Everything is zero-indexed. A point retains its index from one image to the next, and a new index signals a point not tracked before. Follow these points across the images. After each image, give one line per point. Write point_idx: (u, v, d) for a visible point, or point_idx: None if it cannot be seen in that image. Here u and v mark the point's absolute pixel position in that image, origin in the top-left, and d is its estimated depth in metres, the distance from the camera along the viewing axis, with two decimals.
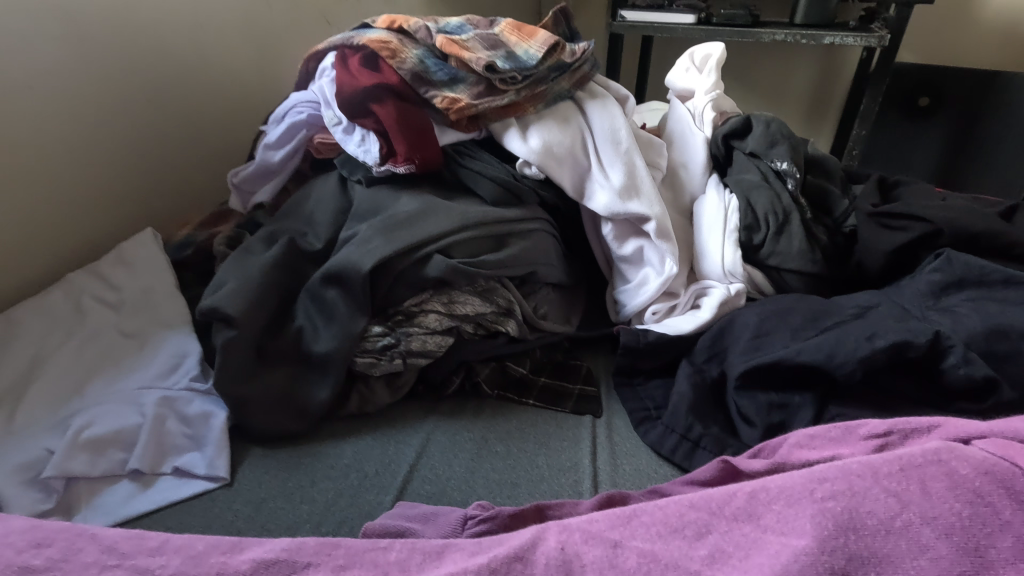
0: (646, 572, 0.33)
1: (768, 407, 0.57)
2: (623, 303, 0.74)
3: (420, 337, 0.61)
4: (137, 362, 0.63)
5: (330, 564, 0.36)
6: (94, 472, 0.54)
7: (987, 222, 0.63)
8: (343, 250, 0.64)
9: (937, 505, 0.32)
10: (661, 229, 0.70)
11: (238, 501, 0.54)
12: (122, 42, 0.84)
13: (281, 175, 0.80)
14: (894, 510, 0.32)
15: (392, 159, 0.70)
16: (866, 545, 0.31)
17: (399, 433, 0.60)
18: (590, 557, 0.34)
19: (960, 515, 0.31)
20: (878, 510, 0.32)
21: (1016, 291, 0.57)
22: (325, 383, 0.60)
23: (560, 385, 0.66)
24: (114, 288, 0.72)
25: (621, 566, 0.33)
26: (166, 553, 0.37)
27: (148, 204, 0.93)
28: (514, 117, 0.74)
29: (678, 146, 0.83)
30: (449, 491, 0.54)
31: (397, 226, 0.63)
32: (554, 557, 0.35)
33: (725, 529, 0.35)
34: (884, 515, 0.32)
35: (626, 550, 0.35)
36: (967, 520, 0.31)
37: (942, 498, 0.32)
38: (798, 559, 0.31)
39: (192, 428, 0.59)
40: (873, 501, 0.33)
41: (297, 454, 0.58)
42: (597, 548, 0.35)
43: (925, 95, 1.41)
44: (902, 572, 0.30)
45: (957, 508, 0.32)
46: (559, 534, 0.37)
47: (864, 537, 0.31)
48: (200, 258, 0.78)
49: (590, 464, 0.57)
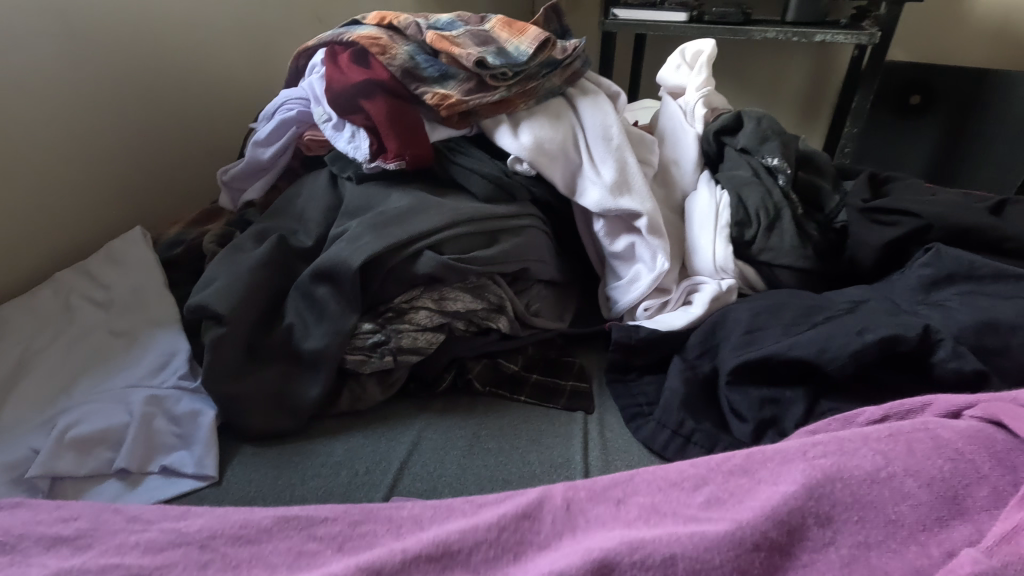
0: (645, 522, 0.33)
1: (760, 402, 0.57)
2: (615, 299, 0.74)
3: (411, 334, 0.61)
4: (125, 361, 0.62)
5: (345, 521, 0.37)
6: (81, 471, 0.53)
7: (978, 218, 0.64)
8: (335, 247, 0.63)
9: (922, 459, 0.32)
10: (652, 225, 0.70)
11: (228, 499, 0.53)
12: (112, 38, 0.84)
13: (271, 172, 0.79)
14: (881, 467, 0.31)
15: (383, 155, 0.69)
16: (852, 493, 0.31)
17: (390, 431, 0.60)
18: (594, 514, 0.35)
19: (945, 471, 0.31)
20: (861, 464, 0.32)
21: (1006, 285, 0.57)
22: (315, 381, 0.60)
23: (552, 382, 0.66)
24: (102, 287, 0.71)
25: (623, 518, 0.34)
26: (189, 516, 0.38)
27: (137, 202, 0.93)
28: (506, 113, 0.74)
29: (669, 143, 0.83)
30: (441, 488, 0.54)
31: (389, 220, 0.64)
32: (559, 516, 0.35)
33: (723, 479, 0.35)
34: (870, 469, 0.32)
35: (629, 505, 0.35)
36: (949, 473, 0.31)
37: (927, 455, 0.32)
38: (789, 500, 0.31)
39: (181, 427, 0.58)
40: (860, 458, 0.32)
41: (287, 452, 0.58)
42: (601, 507, 0.35)
43: (916, 95, 1.43)
44: (884, 518, 0.30)
45: (942, 465, 0.31)
46: (565, 490, 0.37)
47: (851, 486, 0.31)
48: (189, 256, 0.78)
49: (582, 460, 0.57)
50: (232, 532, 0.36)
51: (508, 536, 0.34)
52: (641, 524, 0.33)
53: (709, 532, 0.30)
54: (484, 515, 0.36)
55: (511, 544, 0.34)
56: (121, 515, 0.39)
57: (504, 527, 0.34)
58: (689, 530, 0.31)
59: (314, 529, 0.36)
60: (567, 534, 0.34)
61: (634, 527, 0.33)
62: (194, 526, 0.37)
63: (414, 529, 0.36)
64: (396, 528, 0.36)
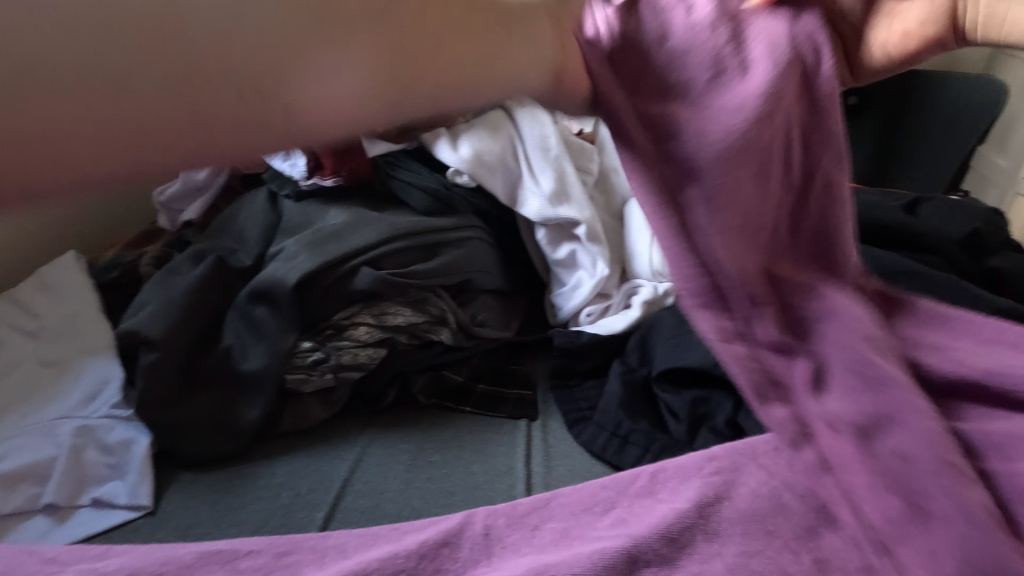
0: (557, 546, 0.37)
1: (691, 401, 0.59)
2: (559, 306, 0.75)
3: (352, 351, 0.61)
4: (54, 392, 0.60)
5: (271, 551, 0.37)
6: (4, 508, 0.51)
7: (892, 216, 0.69)
8: (281, 258, 0.62)
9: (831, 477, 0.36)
10: (591, 233, 0.72)
11: (163, 530, 0.52)
12: None
13: (210, 192, 0.78)
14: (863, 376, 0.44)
15: (320, 172, 0.70)
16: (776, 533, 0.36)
17: (334, 448, 0.59)
18: (510, 540, 0.38)
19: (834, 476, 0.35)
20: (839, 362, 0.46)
21: (916, 280, 0.62)
22: (255, 402, 0.59)
23: (497, 391, 0.66)
24: (34, 315, 0.70)
25: (536, 544, 0.37)
26: (111, 555, 0.37)
27: (75, 226, 0.90)
28: (445, 126, 0.74)
29: (608, 151, 0.85)
30: (384, 504, 0.54)
31: (343, 232, 0.64)
32: (478, 540, 0.37)
33: (629, 503, 0.40)
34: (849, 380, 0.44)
35: (543, 531, 0.38)
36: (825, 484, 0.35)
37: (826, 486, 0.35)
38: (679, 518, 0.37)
39: (113, 457, 0.56)
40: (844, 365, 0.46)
41: (227, 475, 0.56)
42: (518, 532, 0.38)
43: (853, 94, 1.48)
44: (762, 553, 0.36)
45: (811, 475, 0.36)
46: (485, 517, 0.39)
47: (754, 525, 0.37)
48: (126, 280, 0.76)
49: (524, 468, 0.57)
50: (153, 569, 0.36)
51: (428, 558, 0.36)
52: (551, 549, 0.37)
53: (607, 549, 0.35)
54: (409, 538, 0.37)
55: (431, 567, 0.35)
56: (39, 557, 0.37)
57: (423, 555, 0.36)
58: (591, 549, 0.35)
59: (238, 563, 0.36)
60: (484, 559, 0.36)
61: (549, 552, 0.37)
62: (113, 567, 0.36)
63: (338, 557, 0.37)
64: (320, 558, 0.37)
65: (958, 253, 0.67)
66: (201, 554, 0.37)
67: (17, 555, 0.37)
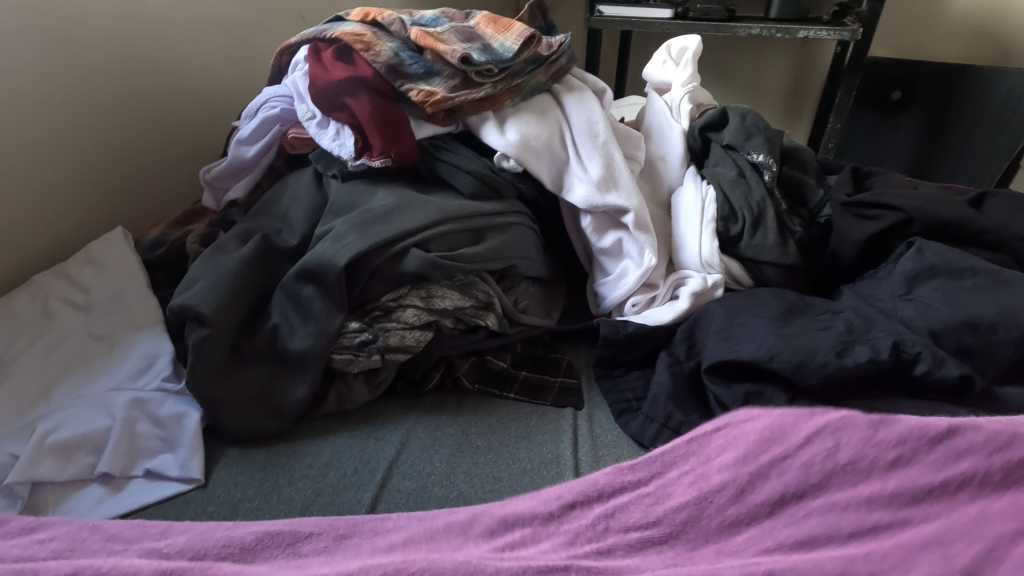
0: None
1: (744, 396, 0.58)
2: (602, 296, 0.74)
3: (399, 332, 0.60)
4: (106, 365, 0.61)
5: (331, 534, 0.42)
6: (62, 476, 0.51)
7: (957, 211, 0.66)
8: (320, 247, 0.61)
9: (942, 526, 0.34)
10: (639, 221, 0.70)
11: (212, 504, 0.52)
12: (89, 38, 0.82)
13: (255, 171, 0.78)
14: (945, 477, 0.36)
15: (367, 153, 0.69)
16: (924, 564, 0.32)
17: (379, 430, 0.59)
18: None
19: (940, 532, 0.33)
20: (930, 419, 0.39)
21: (985, 278, 0.59)
22: (302, 380, 0.59)
23: (541, 379, 0.65)
24: (83, 289, 0.70)
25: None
26: (172, 534, 0.41)
27: (121, 204, 0.92)
28: (492, 110, 0.73)
29: (656, 139, 0.83)
30: (430, 487, 0.53)
31: (381, 223, 0.62)
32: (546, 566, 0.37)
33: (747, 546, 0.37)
34: (947, 471, 0.36)
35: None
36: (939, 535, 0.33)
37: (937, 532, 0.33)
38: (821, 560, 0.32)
39: (164, 430, 0.56)
40: (945, 454, 0.37)
41: (272, 454, 0.56)
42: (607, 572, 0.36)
43: (897, 91, 1.45)
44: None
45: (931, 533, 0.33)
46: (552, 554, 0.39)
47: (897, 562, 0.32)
48: (172, 257, 0.77)
49: (571, 456, 0.56)
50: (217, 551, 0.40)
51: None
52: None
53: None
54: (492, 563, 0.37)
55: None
56: (100, 534, 0.41)
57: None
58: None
59: (298, 547, 0.41)
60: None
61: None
62: (174, 547, 0.40)
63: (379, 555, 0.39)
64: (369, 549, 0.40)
65: None
66: (260, 537, 0.41)
67: (80, 532, 0.41)
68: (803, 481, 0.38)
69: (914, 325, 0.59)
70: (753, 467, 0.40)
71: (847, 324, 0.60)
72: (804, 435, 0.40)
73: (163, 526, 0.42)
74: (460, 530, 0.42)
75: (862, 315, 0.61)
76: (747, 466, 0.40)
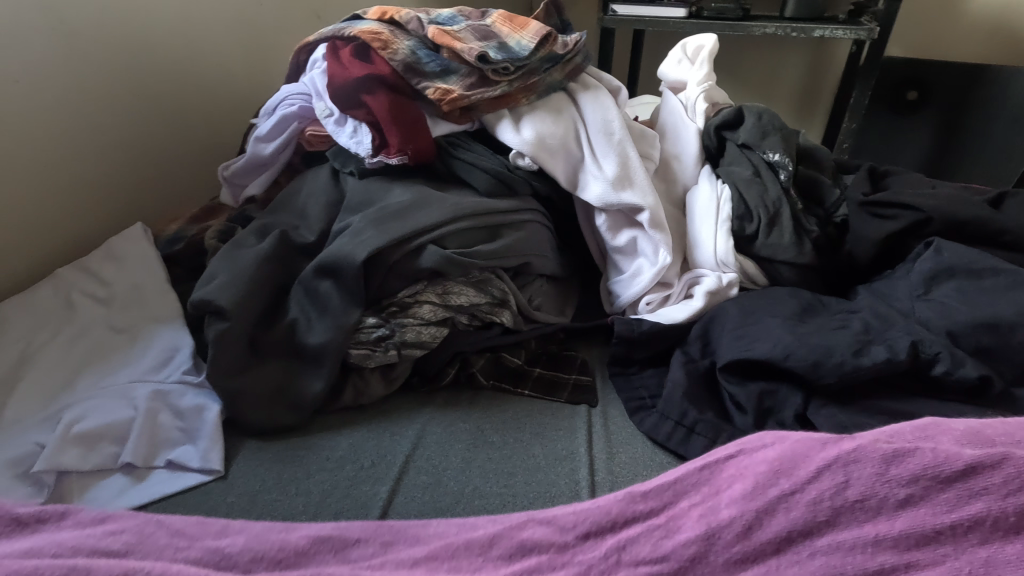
0: None
1: (759, 394, 0.58)
2: (617, 294, 0.74)
3: (415, 328, 0.61)
4: (127, 357, 0.62)
5: (377, 541, 0.43)
6: (86, 466, 0.52)
7: (975, 211, 0.65)
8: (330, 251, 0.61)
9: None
10: (655, 219, 0.70)
11: (232, 494, 0.52)
12: (110, 37, 0.84)
13: (273, 168, 0.79)
14: (955, 520, 0.36)
15: (385, 150, 0.70)
16: None
17: (395, 425, 0.60)
18: None
19: None
20: (953, 453, 0.38)
21: (1004, 279, 0.59)
22: (319, 374, 0.59)
23: (555, 376, 0.66)
24: (104, 284, 0.71)
25: None
26: (230, 534, 0.42)
27: (140, 200, 0.93)
28: (507, 108, 0.73)
29: (671, 138, 0.83)
30: (446, 482, 0.54)
31: (391, 229, 0.61)
32: None
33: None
34: (959, 513, 0.36)
35: None
36: None
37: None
38: None
39: (185, 422, 0.57)
40: (959, 494, 0.36)
41: (291, 446, 0.57)
42: None
43: (913, 90, 1.43)
44: None
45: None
46: None
47: None
48: (190, 252, 0.78)
49: (586, 453, 0.57)
50: (271, 555, 0.40)
51: None
52: None
53: None
54: None
55: None
56: (165, 530, 0.42)
57: None
58: None
59: (347, 552, 0.41)
60: None
61: None
62: (234, 548, 0.40)
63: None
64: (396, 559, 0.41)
65: None
66: (312, 541, 0.42)
67: (146, 527, 0.42)
68: (812, 514, 0.38)
69: (932, 325, 0.58)
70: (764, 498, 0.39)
71: (864, 323, 0.59)
72: (814, 469, 0.40)
73: (219, 525, 0.43)
74: (481, 550, 0.41)
75: (879, 315, 0.61)
76: (754, 501, 0.40)
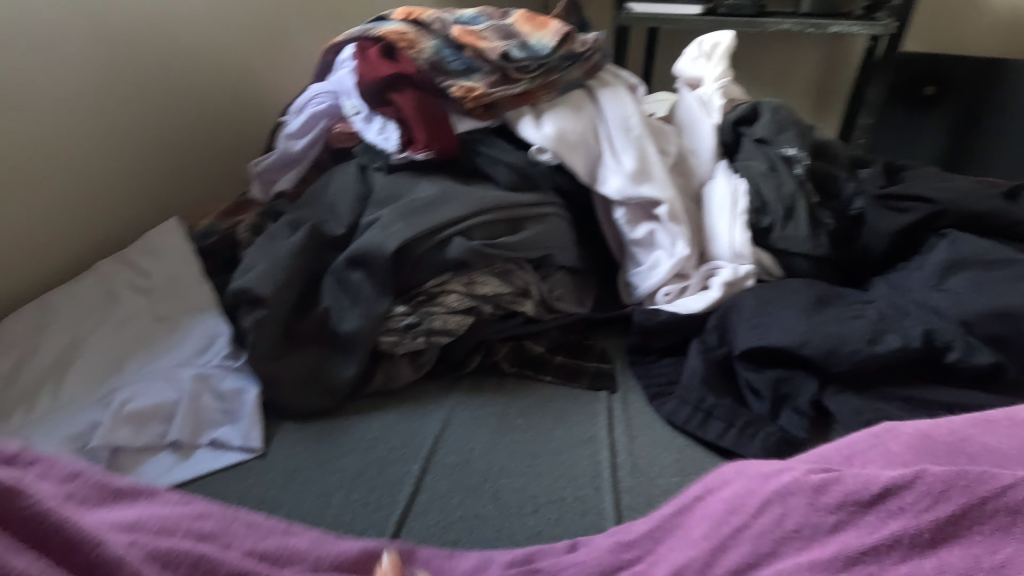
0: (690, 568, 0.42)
1: (775, 380, 0.60)
2: (635, 285, 0.76)
3: (443, 317, 0.63)
4: (170, 343, 0.65)
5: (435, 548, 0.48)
6: (137, 443, 0.55)
7: (989, 204, 0.67)
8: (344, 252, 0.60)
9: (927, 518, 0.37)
10: (673, 213, 0.72)
11: (272, 471, 0.55)
12: (144, 40, 0.87)
13: (302, 164, 0.82)
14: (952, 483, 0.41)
15: (411, 146, 0.72)
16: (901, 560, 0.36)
17: (423, 408, 0.62)
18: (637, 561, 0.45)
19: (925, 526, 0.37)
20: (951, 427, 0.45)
21: (1017, 269, 0.60)
22: (350, 360, 0.62)
23: (576, 363, 0.68)
24: (143, 275, 0.75)
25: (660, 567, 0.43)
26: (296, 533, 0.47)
27: (172, 196, 0.97)
28: (528, 105, 0.76)
29: (688, 133, 0.85)
30: (474, 462, 0.56)
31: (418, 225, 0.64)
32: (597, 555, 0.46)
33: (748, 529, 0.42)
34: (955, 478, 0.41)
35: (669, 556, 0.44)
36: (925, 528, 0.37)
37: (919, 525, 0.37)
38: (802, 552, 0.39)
39: (226, 404, 0.60)
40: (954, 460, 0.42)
41: (325, 428, 0.60)
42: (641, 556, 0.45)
43: (930, 85, 1.43)
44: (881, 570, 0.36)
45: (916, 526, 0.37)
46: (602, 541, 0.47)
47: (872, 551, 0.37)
48: (223, 245, 0.81)
49: (607, 437, 0.59)
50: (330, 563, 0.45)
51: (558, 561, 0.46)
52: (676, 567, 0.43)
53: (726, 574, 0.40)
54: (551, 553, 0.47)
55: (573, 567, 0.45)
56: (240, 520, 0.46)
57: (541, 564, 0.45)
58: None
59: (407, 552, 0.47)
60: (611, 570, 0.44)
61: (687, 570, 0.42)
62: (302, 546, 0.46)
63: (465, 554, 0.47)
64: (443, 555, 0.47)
65: None
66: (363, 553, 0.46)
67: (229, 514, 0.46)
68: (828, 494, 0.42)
69: (946, 314, 0.60)
70: (774, 490, 0.43)
71: (879, 312, 0.61)
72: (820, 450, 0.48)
73: (284, 522, 0.48)
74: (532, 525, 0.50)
75: (893, 305, 0.62)
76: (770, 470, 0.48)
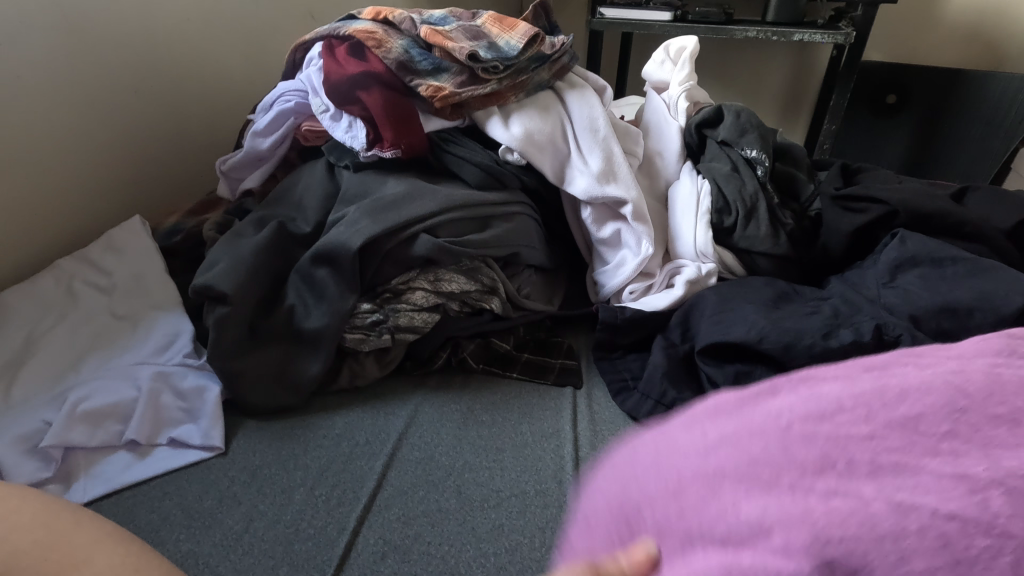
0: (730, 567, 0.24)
1: (734, 376, 0.61)
2: (602, 284, 0.77)
3: (408, 314, 0.64)
4: (130, 342, 0.64)
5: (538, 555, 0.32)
6: (91, 442, 0.54)
7: (938, 204, 0.69)
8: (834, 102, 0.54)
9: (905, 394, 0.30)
10: (637, 212, 0.73)
11: (234, 469, 0.55)
12: (110, 33, 0.86)
13: (270, 162, 0.82)
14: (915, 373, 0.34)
15: (379, 144, 0.72)
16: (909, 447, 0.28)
17: (389, 406, 0.62)
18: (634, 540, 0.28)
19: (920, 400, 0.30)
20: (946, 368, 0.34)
21: (963, 267, 0.62)
22: (316, 357, 0.62)
23: (542, 360, 0.69)
24: (105, 273, 0.74)
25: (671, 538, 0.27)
26: None
27: (138, 194, 0.95)
28: (496, 106, 0.76)
29: (654, 136, 0.87)
30: (438, 457, 0.56)
31: (382, 217, 0.65)
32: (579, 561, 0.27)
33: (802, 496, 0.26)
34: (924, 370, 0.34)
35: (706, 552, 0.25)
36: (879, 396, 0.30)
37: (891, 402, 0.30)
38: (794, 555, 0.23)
39: (187, 402, 0.59)
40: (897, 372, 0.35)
41: (290, 425, 0.60)
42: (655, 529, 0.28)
43: (892, 94, 1.48)
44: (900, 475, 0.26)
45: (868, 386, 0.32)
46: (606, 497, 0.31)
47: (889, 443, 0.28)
48: (190, 244, 0.80)
49: (571, 431, 0.60)
50: None
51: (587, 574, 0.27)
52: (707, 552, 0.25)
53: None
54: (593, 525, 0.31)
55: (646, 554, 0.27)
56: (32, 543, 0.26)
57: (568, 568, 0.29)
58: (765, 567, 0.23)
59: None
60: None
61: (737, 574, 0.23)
62: None
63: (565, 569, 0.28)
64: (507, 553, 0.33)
65: (1004, 244, 0.67)
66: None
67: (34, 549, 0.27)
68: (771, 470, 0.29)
69: (897, 311, 0.62)
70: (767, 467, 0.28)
71: (834, 308, 0.63)
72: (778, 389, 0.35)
73: None
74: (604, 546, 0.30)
75: (848, 301, 0.65)
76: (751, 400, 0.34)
